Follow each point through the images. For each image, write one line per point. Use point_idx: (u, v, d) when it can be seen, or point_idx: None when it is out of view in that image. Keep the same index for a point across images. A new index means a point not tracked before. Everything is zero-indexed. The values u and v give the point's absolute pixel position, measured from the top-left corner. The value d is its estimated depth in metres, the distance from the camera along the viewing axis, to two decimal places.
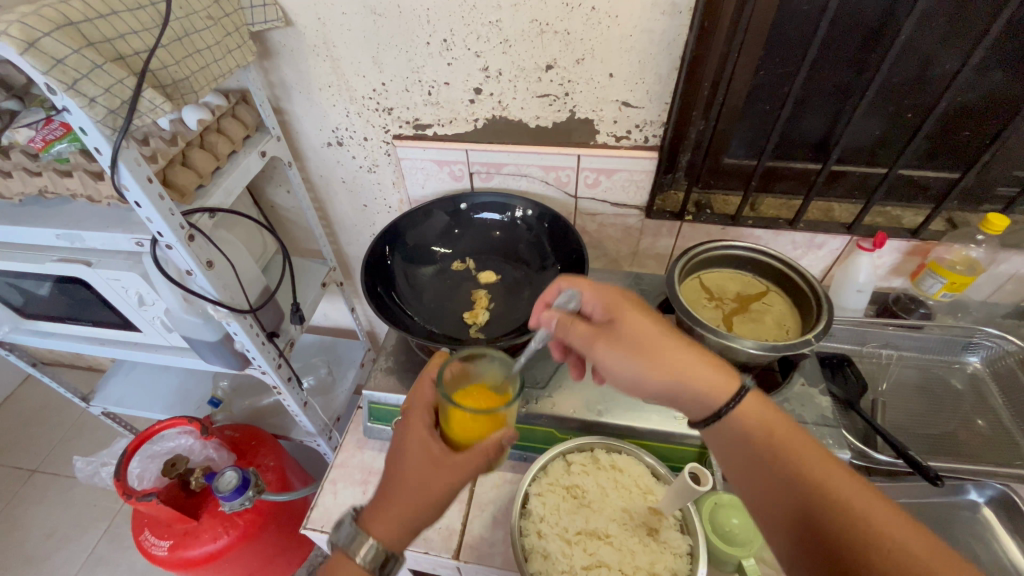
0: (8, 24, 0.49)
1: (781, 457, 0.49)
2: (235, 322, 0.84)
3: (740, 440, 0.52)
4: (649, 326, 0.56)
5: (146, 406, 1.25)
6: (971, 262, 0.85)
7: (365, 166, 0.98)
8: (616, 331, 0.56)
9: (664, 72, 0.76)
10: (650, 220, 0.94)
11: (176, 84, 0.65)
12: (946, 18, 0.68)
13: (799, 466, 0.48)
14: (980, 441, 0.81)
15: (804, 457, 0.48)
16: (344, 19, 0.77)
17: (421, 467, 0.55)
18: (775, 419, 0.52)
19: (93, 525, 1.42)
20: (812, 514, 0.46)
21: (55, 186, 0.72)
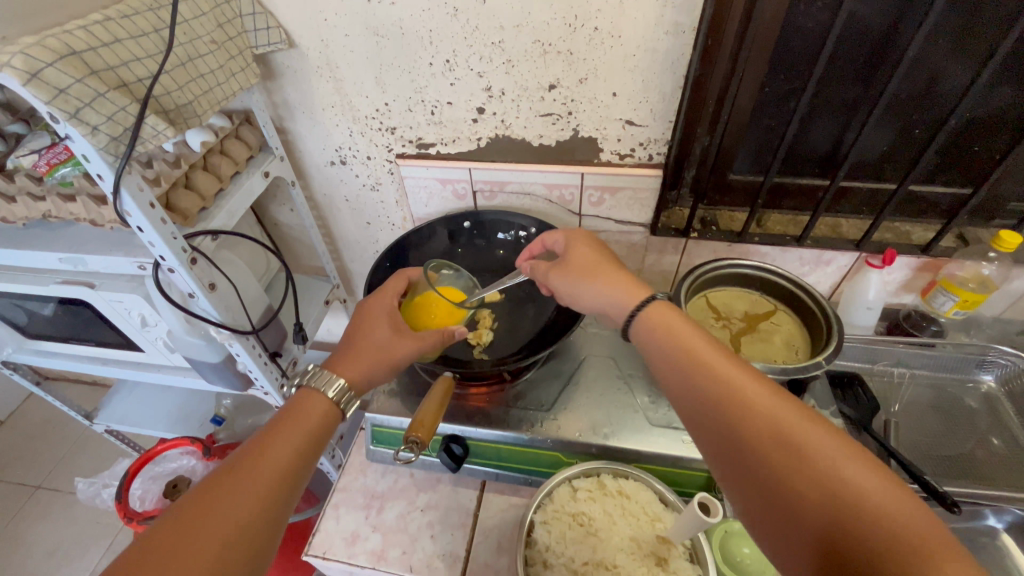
0: (11, 55, 0.50)
1: (747, 412, 0.46)
2: (237, 344, 0.84)
3: (704, 397, 0.49)
4: (589, 253, 0.67)
5: (149, 424, 1.25)
6: (983, 280, 0.83)
7: (368, 184, 0.98)
8: (565, 262, 0.68)
9: (668, 90, 0.76)
10: (655, 237, 0.93)
11: (179, 108, 0.65)
12: (953, 34, 0.67)
13: (768, 423, 0.45)
14: (998, 461, 0.79)
15: (772, 413, 0.45)
16: (346, 41, 0.77)
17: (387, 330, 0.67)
18: (740, 377, 0.48)
19: (95, 544, 1.41)
20: (783, 473, 0.43)
21: (59, 211, 0.73)
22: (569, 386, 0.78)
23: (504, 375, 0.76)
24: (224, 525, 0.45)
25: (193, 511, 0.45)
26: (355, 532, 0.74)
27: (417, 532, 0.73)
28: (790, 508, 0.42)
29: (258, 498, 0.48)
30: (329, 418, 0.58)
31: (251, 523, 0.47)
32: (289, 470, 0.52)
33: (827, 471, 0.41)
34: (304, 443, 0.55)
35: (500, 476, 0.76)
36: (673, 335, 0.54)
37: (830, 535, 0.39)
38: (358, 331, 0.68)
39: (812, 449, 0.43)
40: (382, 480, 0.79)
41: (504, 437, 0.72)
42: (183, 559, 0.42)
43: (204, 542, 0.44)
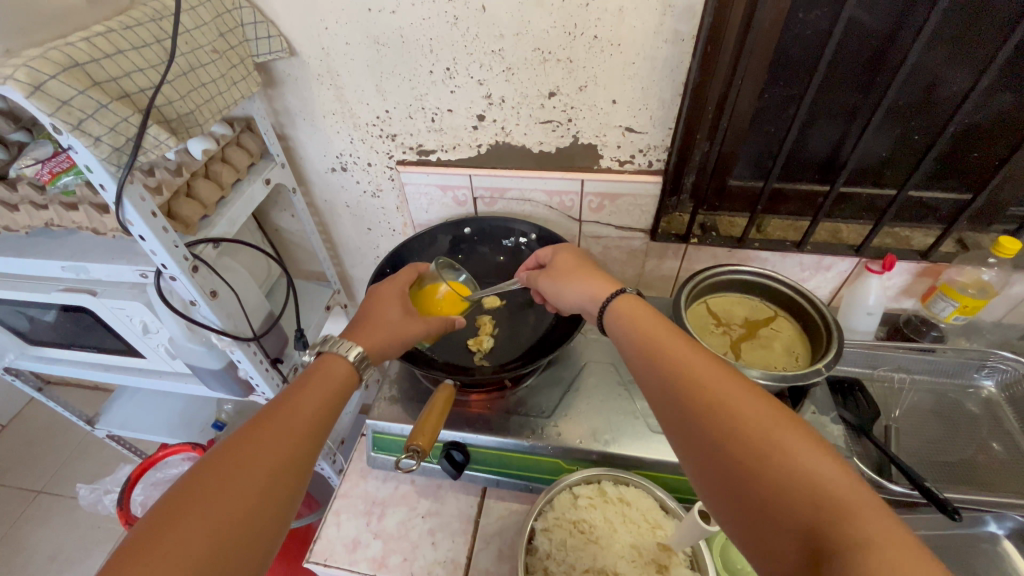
0: (15, 68, 0.50)
1: (719, 415, 0.46)
2: (239, 350, 0.85)
3: (680, 400, 0.49)
4: (576, 259, 0.74)
5: (150, 430, 1.25)
6: (983, 285, 0.83)
7: (369, 191, 0.99)
8: (550, 267, 0.75)
9: (667, 97, 0.76)
10: (655, 243, 0.93)
11: (182, 118, 0.66)
12: (951, 41, 0.67)
13: (739, 425, 0.44)
14: (998, 467, 0.79)
15: (743, 414, 0.45)
16: (347, 49, 0.78)
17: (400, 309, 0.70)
18: (714, 379, 0.48)
19: (96, 549, 1.41)
20: (756, 476, 0.42)
21: (61, 219, 0.73)
22: (569, 392, 0.78)
23: (505, 382, 0.77)
24: (256, 466, 0.47)
25: (226, 454, 0.47)
26: (356, 539, 0.74)
27: (418, 539, 0.74)
28: (725, 474, 0.44)
29: (285, 445, 0.50)
30: (349, 379, 0.60)
31: (280, 467, 0.49)
32: (313, 422, 0.54)
33: (755, 435, 0.43)
34: (325, 398, 0.57)
35: (501, 483, 0.76)
36: (633, 325, 0.58)
37: (760, 497, 0.41)
38: (372, 306, 0.70)
39: (743, 414, 0.45)
40: (383, 487, 0.79)
41: (505, 444, 0.72)
42: (220, 497, 0.44)
43: (237, 482, 0.46)
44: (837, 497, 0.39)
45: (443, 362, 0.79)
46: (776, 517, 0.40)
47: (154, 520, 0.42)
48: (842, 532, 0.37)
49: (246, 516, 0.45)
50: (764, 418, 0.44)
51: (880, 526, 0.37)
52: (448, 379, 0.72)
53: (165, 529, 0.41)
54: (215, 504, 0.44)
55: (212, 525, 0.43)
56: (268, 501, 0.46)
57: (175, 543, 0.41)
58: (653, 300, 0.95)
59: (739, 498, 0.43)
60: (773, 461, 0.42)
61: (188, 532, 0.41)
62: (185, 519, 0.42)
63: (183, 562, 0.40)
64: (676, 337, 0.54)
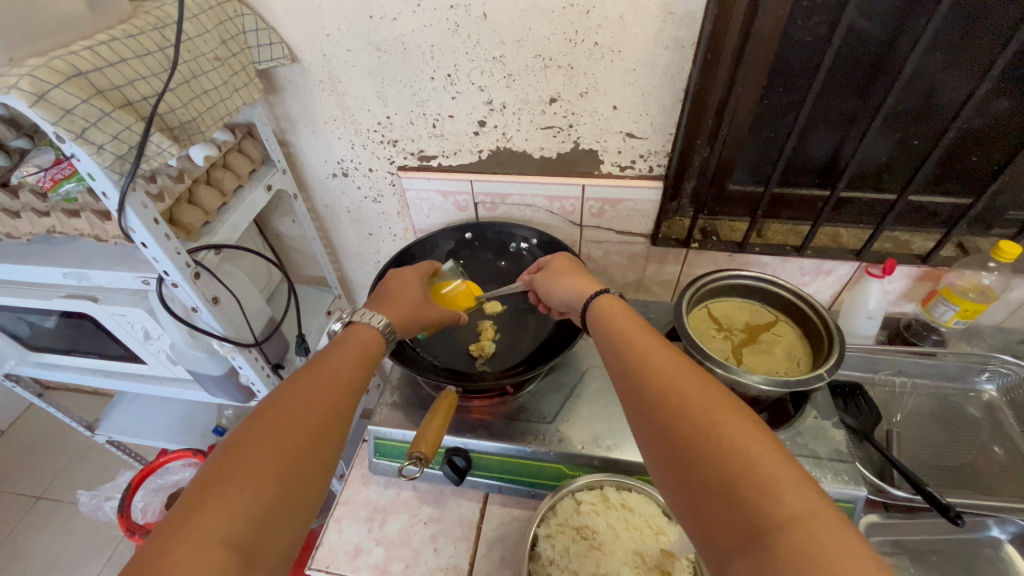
0: (19, 77, 0.50)
1: (676, 408, 0.45)
2: (240, 356, 0.85)
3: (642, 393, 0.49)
4: (570, 261, 0.75)
5: (150, 436, 1.25)
6: (983, 289, 0.83)
7: (370, 196, 0.99)
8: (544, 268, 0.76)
9: (668, 104, 0.76)
10: (656, 247, 0.93)
11: (184, 126, 0.66)
12: (949, 47, 0.68)
13: (693, 418, 0.44)
14: (1000, 470, 0.79)
15: (696, 408, 0.44)
16: (349, 56, 0.78)
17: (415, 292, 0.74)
18: (674, 374, 0.48)
19: (95, 555, 1.40)
20: (705, 470, 0.41)
21: (63, 226, 0.73)
22: (571, 398, 0.78)
23: (506, 388, 0.76)
24: (307, 413, 0.50)
25: (274, 404, 0.50)
26: (358, 546, 0.74)
27: (420, 545, 0.73)
28: (670, 452, 0.44)
29: (330, 396, 0.53)
30: (377, 342, 0.63)
31: (327, 415, 0.51)
32: (350, 377, 0.56)
33: (698, 414, 0.44)
34: (357, 358, 0.59)
35: (503, 489, 0.76)
36: (607, 318, 0.59)
37: (698, 474, 0.42)
38: (389, 289, 0.74)
39: (688, 396, 0.46)
40: (384, 493, 0.79)
41: (507, 450, 0.72)
42: (278, 440, 0.47)
43: (292, 427, 0.48)
44: (771, 474, 0.39)
45: (445, 368, 0.79)
46: (714, 493, 0.41)
47: (219, 462, 0.44)
48: (773, 508, 0.37)
49: (301, 459, 0.47)
50: (707, 400, 0.45)
51: (809, 502, 0.37)
52: (450, 385, 0.72)
53: (234, 468, 0.44)
54: (276, 447, 0.46)
55: (276, 464, 0.45)
56: (320, 445, 0.49)
57: (244, 481, 0.43)
58: (653, 304, 0.95)
59: (682, 476, 0.43)
60: (712, 438, 0.42)
61: (254, 471, 0.44)
62: (249, 460, 0.45)
63: (254, 498, 0.43)
64: (636, 326, 0.56)
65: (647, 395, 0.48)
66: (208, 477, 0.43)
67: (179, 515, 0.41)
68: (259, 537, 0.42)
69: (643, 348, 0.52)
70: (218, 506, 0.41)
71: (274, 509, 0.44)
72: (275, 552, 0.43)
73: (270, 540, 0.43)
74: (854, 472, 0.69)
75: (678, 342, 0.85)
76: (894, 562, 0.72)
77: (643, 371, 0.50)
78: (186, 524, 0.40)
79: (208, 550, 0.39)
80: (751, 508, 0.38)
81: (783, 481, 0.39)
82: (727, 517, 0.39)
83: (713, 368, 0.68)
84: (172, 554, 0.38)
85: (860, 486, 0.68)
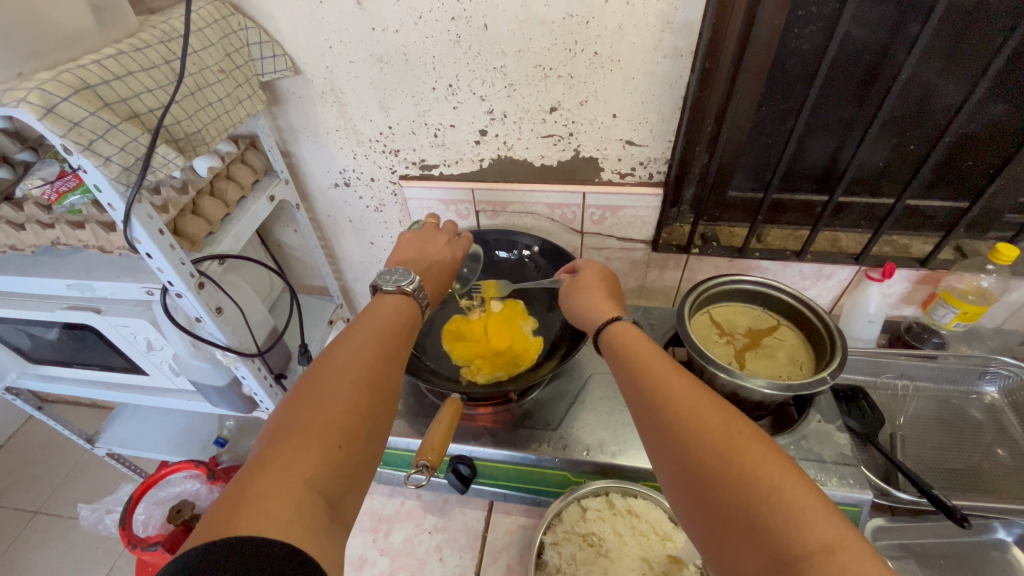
0: (28, 91, 0.51)
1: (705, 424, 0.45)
2: (243, 366, 0.85)
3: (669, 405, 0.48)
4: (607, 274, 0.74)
5: (150, 448, 1.24)
6: (982, 291, 0.84)
7: (372, 206, 0.99)
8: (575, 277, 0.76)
9: (667, 111, 0.77)
10: (657, 253, 0.94)
11: (189, 137, 0.67)
12: (944, 53, 0.69)
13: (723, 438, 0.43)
14: (1004, 472, 0.78)
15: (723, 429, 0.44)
16: (352, 68, 0.79)
17: (453, 267, 0.73)
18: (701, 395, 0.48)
19: (94, 569, 1.39)
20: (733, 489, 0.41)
21: (68, 237, 0.72)
22: (575, 404, 0.78)
23: (511, 395, 0.76)
24: (366, 380, 0.49)
25: (331, 372, 0.49)
26: (363, 556, 0.73)
27: (425, 555, 0.73)
28: (694, 465, 0.44)
29: (385, 363, 0.52)
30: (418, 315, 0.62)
31: (383, 386, 0.50)
32: (401, 348, 0.56)
33: (720, 431, 0.44)
34: (405, 329, 0.58)
35: (509, 496, 0.77)
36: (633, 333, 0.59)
37: (722, 487, 0.41)
38: (428, 248, 0.72)
39: (709, 411, 0.46)
40: (388, 502, 0.79)
41: (513, 457, 0.72)
42: (341, 403, 0.46)
43: (353, 391, 0.47)
44: (795, 497, 0.38)
45: (451, 377, 0.79)
46: (738, 507, 0.40)
47: (282, 428, 0.44)
48: (798, 533, 0.36)
49: (367, 423, 0.46)
50: (725, 418, 0.45)
51: (836, 529, 0.36)
52: (456, 393, 0.71)
53: (300, 433, 0.43)
54: (340, 412, 0.45)
55: (344, 427, 0.44)
56: (382, 409, 0.49)
57: (316, 442, 0.43)
58: (655, 310, 0.96)
59: (704, 488, 0.43)
60: (733, 455, 0.42)
61: (324, 432, 0.43)
62: (315, 422, 0.44)
63: (327, 456, 0.42)
64: (648, 346, 0.57)
65: (664, 407, 0.48)
66: (273, 441, 0.43)
67: (250, 477, 0.40)
68: (335, 495, 0.42)
69: (659, 364, 0.53)
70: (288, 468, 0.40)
71: (347, 470, 0.43)
72: (349, 511, 0.43)
73: (344, 499, 0.43)
74: (860, 475, 0.69)
75: (680, 347, 0.85)
76: (902, 566, 0.71)
77: (664, 388, 0.50)
78: (259, 484, 0.39)
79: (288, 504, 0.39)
80: (776, 528, 0.37)
81: (806, 505, 0.38)
82: (752, 535, 0.38)
83: (718, 374, 0.68)
84: (248, 510, 0.38)
85: (866, 489, 0.68)
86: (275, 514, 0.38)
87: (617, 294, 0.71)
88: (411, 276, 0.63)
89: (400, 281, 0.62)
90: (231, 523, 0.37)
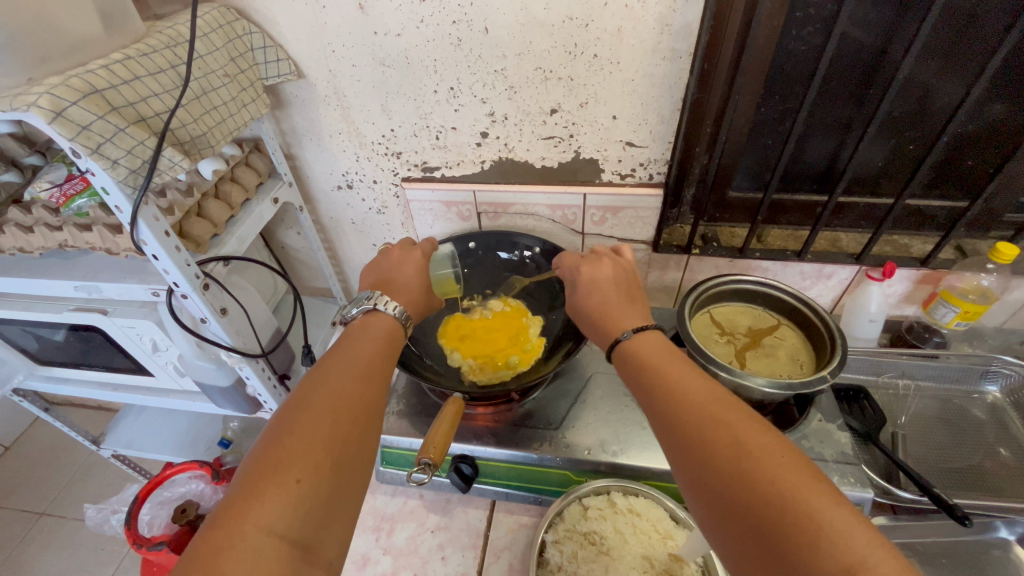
0: (39, 95, 0.53)
1: (721, 437, 0.45)
2: (247, 366, 0.86)
3: (684, 419, 0.48)
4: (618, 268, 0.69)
5: (155, 449, 1.25)
6: (983, 291, 0.84)
7: (374, 208, 1.00)
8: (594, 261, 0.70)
9: (667, 112, 0.78)
10: (657, 254, 0.95)
11: (194, 140, 0.68)
12: (941, 54, 0.69)
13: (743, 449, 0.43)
14: (1007, 472, 0.78)
15: (745, 439, 0.44)
16: (353, 71, 0.80)
17: (427, 287, 0.71)
18: (719, 407, 0.47)
19: (99, 570, 1.39)
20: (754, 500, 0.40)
21: (74, 240, 0.74)
22: (576, 404, 0.78)
23: (512, 395, 0.76)
24: (342, 410, 0.49)
25: (303, 404, 0.49)
26: (365, 555, 0.74)
27: (427, 554, 0.73)
28: (710, 478, 0.43)
29: (362, 389, 0.52)
30: (400, 327, 0.63)
31: (363, 409, 0.51)
32: (379, 370, 0.56)
33: (738, 442, 0.44)
34: (382, 348, 0.59)
35: (511, 495, 0.77)
36: (646, 348, 0.57)
37: (737, 511, 0.41)
38: (398, 270, 0.70)
39: (718, 425, 0.45)
40: (391, 501, 0.79)
41: (514, 456, 0.72)
42: (315, 437, 0.46)
43: (329, 424, 0.47)
44: (816, 516, 0.38)
45: (452, 377, 0.79)
46: (752, 530, 0.40)
47: (252, 468, 0.44)
48: (818, 556, 0.36)
49: (344, 456, 0.47)
50: (744, 429, 0.44)
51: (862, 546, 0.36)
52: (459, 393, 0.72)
53: (274, 470, 0.43)
54: (315, 446, 0.45)
55: (320, 462, 0.45)
56: (359, 438, 0.49)
57: (287, 480, 0.43)
58: (656, 310, 0.96)
59: (716, 504, 0.43)
60: (741, 476, 0.42)
61: (298, 469, 0.44)
62: (289, 459, 0.44)
63: (300, 496, 0.43)
64: (667, 353, 0.56)
65: (676, 425, 0.48)
66: (243, 481, 0.43)
67: (218, 524, 0.40)
68: (312, 531, 0.42)
69: (670, 375, 0.52)
70: (261, 509, 0.41)
71: (325, 502, 0.44)
72: (332, 547, 0.43)
73: (324, 536, 0.43)
74: (860, 474, 0.69)
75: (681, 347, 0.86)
76: None
77: (678, 397, 0.50)
78: (232, 529, 0.40)
79: (260, 550, 0.39)
80: (797, 547, 0.37)
81: (827, 524, 0.37)
82: (769, 557, 0.38)
83: (717, 373, 0.68)
84: (221, 560, 0.38)
85: (867, 488, 0.68)
86: (247, 563, 0.38)
87: (628, 294, 0.66)
88: (370, 294, 0.63)
89: (361, 302, 0.62)
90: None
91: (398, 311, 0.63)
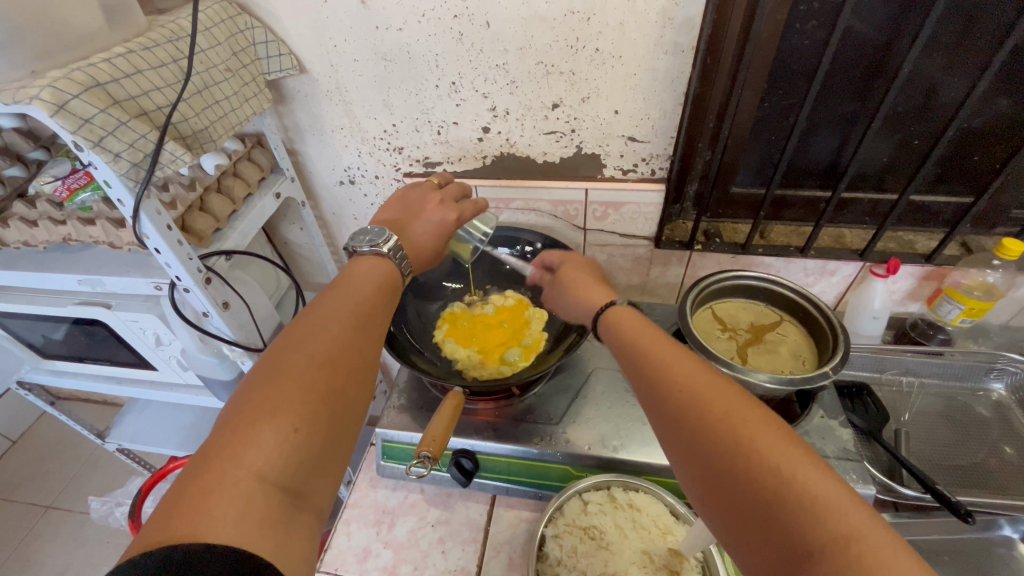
0: (41, 88, 0.53)
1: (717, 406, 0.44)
2: (249, 361, 0.89)
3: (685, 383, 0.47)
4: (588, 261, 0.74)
5: (159, 443, 1.26)
6: (989, 288, 0.83)
7: (376, 204, 1.00)
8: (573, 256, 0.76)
9: (669, 106, 0.77)
10: (659, 250, 0.94)
11: (196, 134, 0.68)
12: (946, 48, 0.69)
13: (740, 416, 0.43)
14: (1012, 470, 0.78)
15: (741, 410, 0.43)
16: (355, 66, 0.80)
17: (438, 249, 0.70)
18: (715, 379, 0.47)
19: (104, 564, 1.41)
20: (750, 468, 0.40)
21: (79, 235, 0.74)
22: (576, 399, 0.78)
23: (513, 389, 0.77)
24: (337, 366, 0.49)
25: (299, 350, 0.48)
26: (366, 549, 0.74)
27: (428, 548, 0.74)
28: (710, 442, 0.43)
29: (356, 347, 0.52)
30: (394, 278, 0.62)
31: (352, 369, 0.50)
32: (369, 330, 0.55)
33: (735, 409, 0.43)
34: (375, 305, 0.57)
35: (511, 490, 0.76)
36: (640, 322, 0.57)
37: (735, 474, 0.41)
38: (412, 219, 0.69)
39: (717, 393, 0.45)
40: (392, 495, 0.80)
41: (515, 451, 0.72)
42: (299, 395, 0.45)
43: (315, 382, 0.46)
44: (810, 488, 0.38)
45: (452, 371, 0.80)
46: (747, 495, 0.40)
47: (235, 416, 0.43)
48: (813, 526, 0.36)
49: (329, 416, 0.46)
50: (742, 400, 0.44)
51: (855, 526, 0.36)
52: (458, 386, 0.71)
53: (258, 421, 0.42)
54: (299, 402, 0.44)
55: (304, 419, 0.44)
56: (351, 397, 0.49)
57: (271, 434, 0.42)
58: (659, 306, 0.96)
59: (710, 467, 0.43)
60: (734, 444, 0.41)
61: (284, 423, 0.43)
62: (271, 411, 0.43)
63: (286, 453, 0.42)
64: (657, 327, 0.56)
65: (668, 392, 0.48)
66: (227, 430, 0.42)
67: (206, 467, 0.40)
68: (293, 489, 0.42)
69: (668, 346, 0.52)
70: (245, 462, 0.40)
71: (309, 461, 0.43)
72: (312, 503, 0.44)
73: (314, 486, 0.44)
74: (862, 471, 0.68)
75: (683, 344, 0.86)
76: None
77: (679, 364, 0.49)
78: (217, 477, 0.39)
79: (244, 505, 0.39)
80: (791, 515, 0.37)
81: (820, 498, 0.37)
82: (763, 520, 0.39)
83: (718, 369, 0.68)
84: (207, 507, 0.38)
85: (870, 484, 0.67)
86: (238, 510, 0.38)
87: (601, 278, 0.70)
88: (385, 234, 0.62)
89: (374, 240, 0.62)
90: (189, 520, 0.37)
91: (401, 259, 0.63)
